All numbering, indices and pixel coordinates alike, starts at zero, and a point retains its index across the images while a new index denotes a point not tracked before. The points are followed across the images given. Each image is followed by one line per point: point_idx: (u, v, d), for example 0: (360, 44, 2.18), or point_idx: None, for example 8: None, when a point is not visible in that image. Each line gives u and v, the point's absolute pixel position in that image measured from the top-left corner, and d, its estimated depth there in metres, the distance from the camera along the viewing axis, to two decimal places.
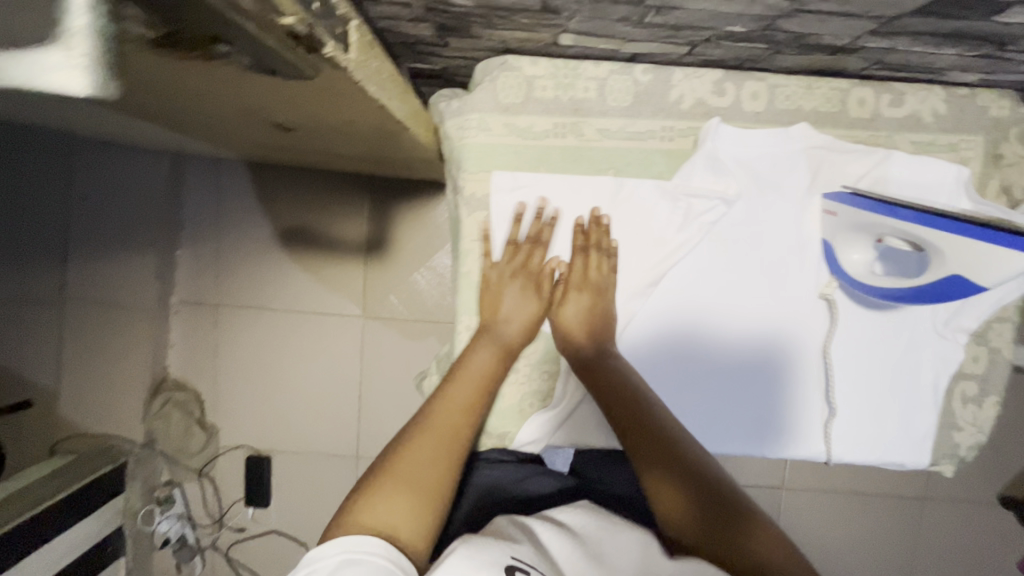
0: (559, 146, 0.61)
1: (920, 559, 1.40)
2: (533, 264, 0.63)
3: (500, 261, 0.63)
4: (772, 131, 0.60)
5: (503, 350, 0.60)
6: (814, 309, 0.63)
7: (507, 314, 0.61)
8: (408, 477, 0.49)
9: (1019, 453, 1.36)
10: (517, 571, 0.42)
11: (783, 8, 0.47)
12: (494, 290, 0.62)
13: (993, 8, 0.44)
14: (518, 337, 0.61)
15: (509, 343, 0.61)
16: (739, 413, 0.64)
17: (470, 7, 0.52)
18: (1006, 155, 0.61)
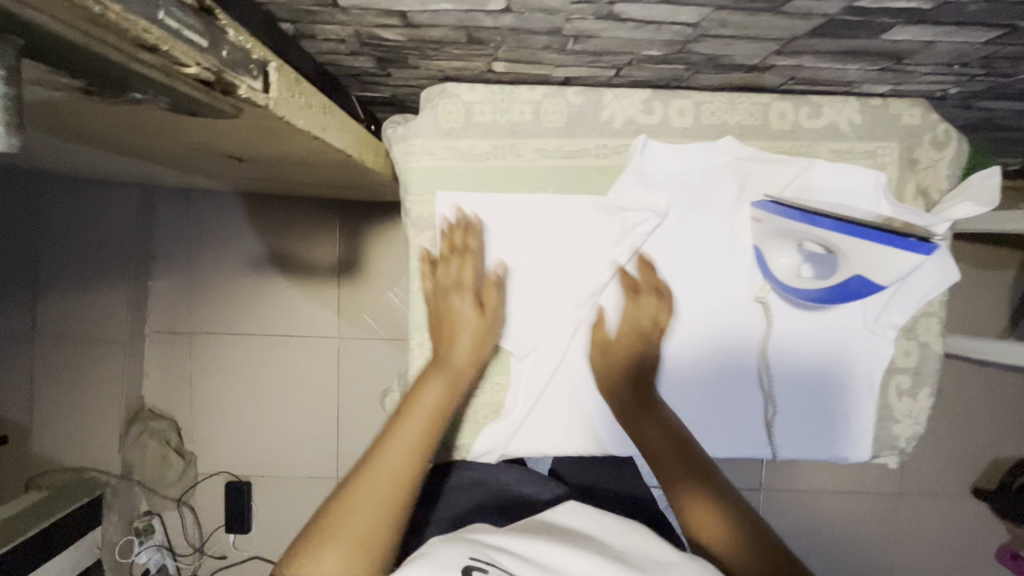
0: (499, 167, 0.64)
1: (898, 554, 1.42)
2: (466, 277, 0.63)
3: (436, 271, 0.64)
4: (699, 145, 0.63)
5: (456, 378, 0.60)
6: (751, 313, 0.66)
7: (460, 335, 0.61)
8: (347, 522, 0.48)
9: (984, 444, 1.40)
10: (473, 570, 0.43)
11: (687, 33, 0.51)
12: (449, 314, 0.62)
13: (876, 28, 0.48)
14: (469, 362, 0.61)
15: (459, 370, 0.60)
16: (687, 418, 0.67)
17: (402, 40, 0.55)
18: (921, 159, 0.65)
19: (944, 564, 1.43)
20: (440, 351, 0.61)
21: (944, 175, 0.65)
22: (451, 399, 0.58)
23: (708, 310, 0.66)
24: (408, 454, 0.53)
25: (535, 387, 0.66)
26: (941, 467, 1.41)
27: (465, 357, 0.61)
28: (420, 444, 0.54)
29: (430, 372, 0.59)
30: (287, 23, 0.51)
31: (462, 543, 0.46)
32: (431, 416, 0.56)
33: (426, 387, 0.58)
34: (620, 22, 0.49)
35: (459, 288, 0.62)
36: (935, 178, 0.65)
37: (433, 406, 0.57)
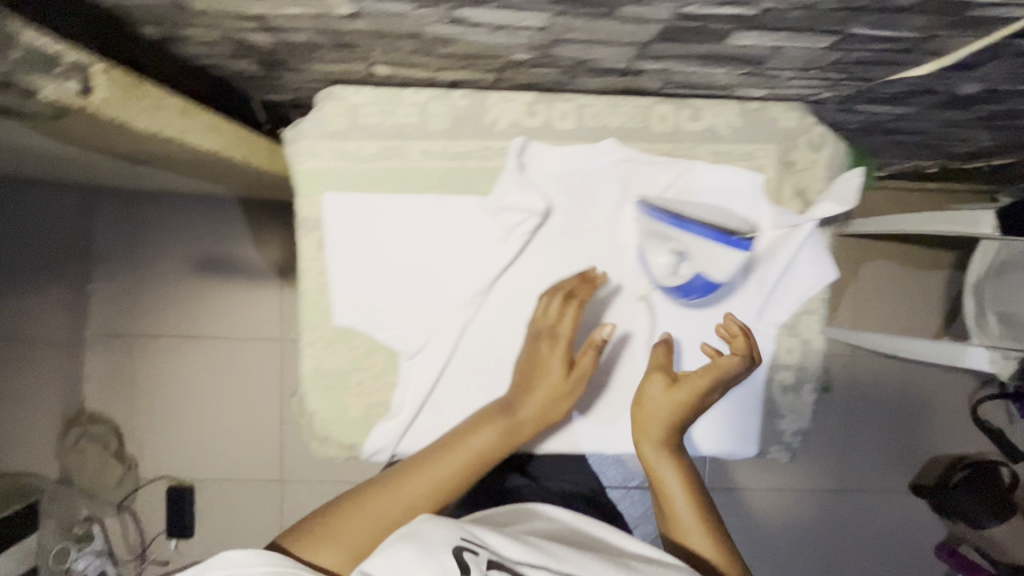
0: (385, 168, 0.65)
1: (837, 549, 1.45)
2: (563, 325, 0.64)
3: (538, 312, 0.65)
4: (579, 148, 0.65)
5: (508, 432, 0.62)
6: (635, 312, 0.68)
7: (541, 383, 0.63)
8: (360, 527, 0.55)
9: (920, 440, 1.43)
10: (464, 550, 0.47)
11: (542, 38, 0.52)
12: (532, 361, 0.64)
13: (718, 34, 0.50)
14: (530, 420, 0.63)
15: (517, 424, 0.62)
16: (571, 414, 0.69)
17: (273, 43, 0.56)
18: (798, 161, 0.67)
19: (884, 560, 1.45)
20: (510, 395, 0.64)
21: (820, 177, 0.67)
22: (495, 451, 0.61)
23: (595, 311, 0.68)
24: (429, 488, 0.58)
25: (424, 385, 0.67)
26: (881, 464, 1.44)
27: (529, 414, 0.63)
28: (452, 484, 0.59)
29: (491, 415, 0.62)
30: (148, 26, 0.52)
31: (451, 523, 0.50)
32: (469, 460, 0.60)
33: (480, 430, 0.61)
34: (471, 27, 0.50)
35: (552, 337, 0.64)
36: (812, 180, 0.67)
37: (476, 453, 0.60)
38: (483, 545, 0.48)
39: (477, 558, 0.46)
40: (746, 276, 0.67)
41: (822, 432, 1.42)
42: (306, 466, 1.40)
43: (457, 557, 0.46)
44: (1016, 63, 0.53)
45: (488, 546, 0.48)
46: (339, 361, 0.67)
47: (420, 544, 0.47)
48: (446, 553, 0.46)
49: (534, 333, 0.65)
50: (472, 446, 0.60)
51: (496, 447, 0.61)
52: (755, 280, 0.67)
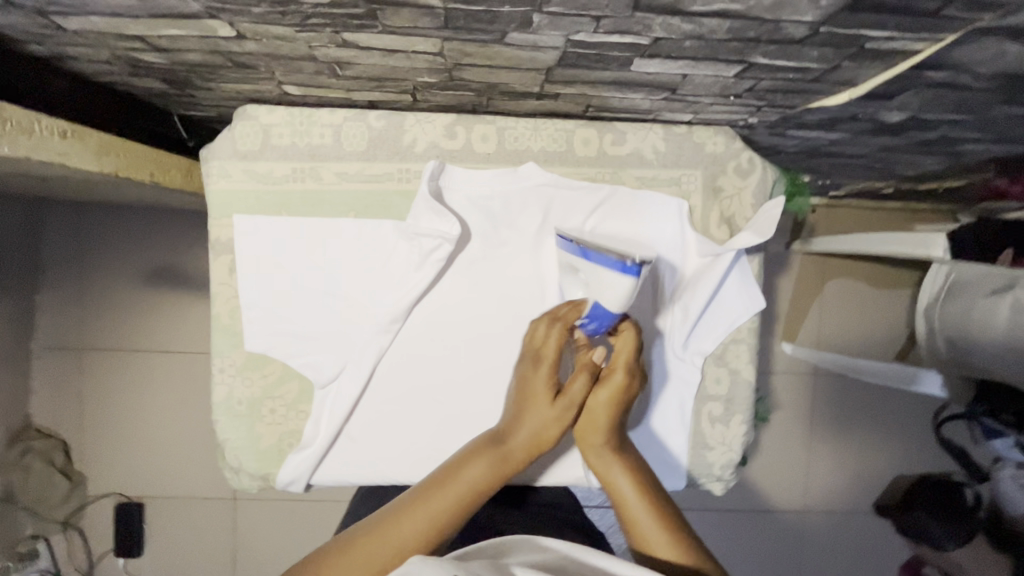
0: (298, 190, 0.63)
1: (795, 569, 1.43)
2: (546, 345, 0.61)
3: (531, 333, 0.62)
4: (499, 171, 0.63)
5: (502, 464, 0.56)
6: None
7: (525, 409, 0.59)
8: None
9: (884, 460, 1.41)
10: None
11: (442, 62, 0.50)
12: (522, 385, 0.60)
13: (619, 61, 0.48)
14: (524, 447, 0.58)
15: (510, 452, 0.57)
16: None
17: (168, 63, 0.54)
18: (725, 187, 0.65)
19: None
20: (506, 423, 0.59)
21: (748, 203, 0.65)
22: (491, 483, 0.56)
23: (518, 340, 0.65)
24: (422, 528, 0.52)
25: (337, 415, 0.64)
26: (840, 484, 1.42)
27: (524, 442, 0.58)
28: (441, 521, 0.52)
29: (481, 447, 0.57)
30: (29, 44, 0.49)
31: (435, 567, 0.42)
32: (463, 495, 0.54)
33: (474, 461, 0.56)
34: (365, 50, 0.48)
35: (538, 357, 0.60)
36: (740, 206, 0.65)
37: (470, 487, 0.55)
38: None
39: None
40: (672, 304, 0.65)
41: (782, 451, 1.41)
42: None
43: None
44: (932, 93, 0.52)
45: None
46: (250, 389, 0.65)
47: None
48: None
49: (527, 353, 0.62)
50: (462, 479, 0.55)
51: (489, 478, 0.55)
52: (681, 308, 0.65)
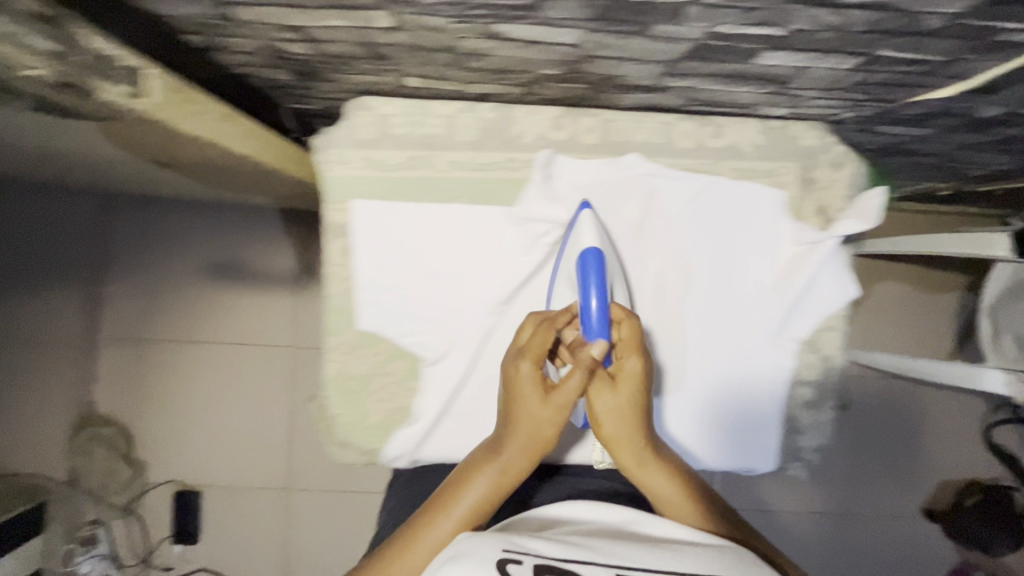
0: (415, 178, 0.67)
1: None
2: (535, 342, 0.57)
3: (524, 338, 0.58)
4: (605, 161, 0.67)
5: (505, 480, 0.54)
6: (656, 322, 0.69)
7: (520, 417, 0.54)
8: None
9: (937, 460, 1.40)
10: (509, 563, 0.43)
11: (573, 53, 0.53)
12: (510, 388, 0.55)
13: (746, 53, 0.51)
14: (524, 457, 0.54)
15: (511, 464, 0.54)
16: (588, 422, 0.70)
17: (310, 54, 0.57)
18: (818, 179, 0.68)
19: None
20: (501, 434, 0.55)
21: (840, 195, 0.68)
22: (494, 500, 0.53)
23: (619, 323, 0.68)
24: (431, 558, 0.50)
25: (446, 391, 0.68)
26: (888, 487, 1.41)
27: (523, 453, 0.54)
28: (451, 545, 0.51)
29: (479, 463, 0.55)
30: (193, 35, 0.53)
31: (493, 539, 0.46)
32: (470, 519, 0.52)
33: (471, 480, 0.53)
34: (506, 41, 0.51)
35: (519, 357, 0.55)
36: (833, 198, 0.68)
37: (471, 509, 0.52)
38: (527, 553, 0.44)
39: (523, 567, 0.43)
40: (768, 290, 0.68)
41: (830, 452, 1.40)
42: (310, 473, 1.39)
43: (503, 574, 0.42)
44: None
45: (530, 554, 0.44)
46: (360, 366, 0.68)
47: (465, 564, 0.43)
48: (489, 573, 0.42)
49: (509, 357, 0.57)
50: (467, 500, 0.52)
51: (494, 494, 0.53)
52: (777, 294, 0.68)
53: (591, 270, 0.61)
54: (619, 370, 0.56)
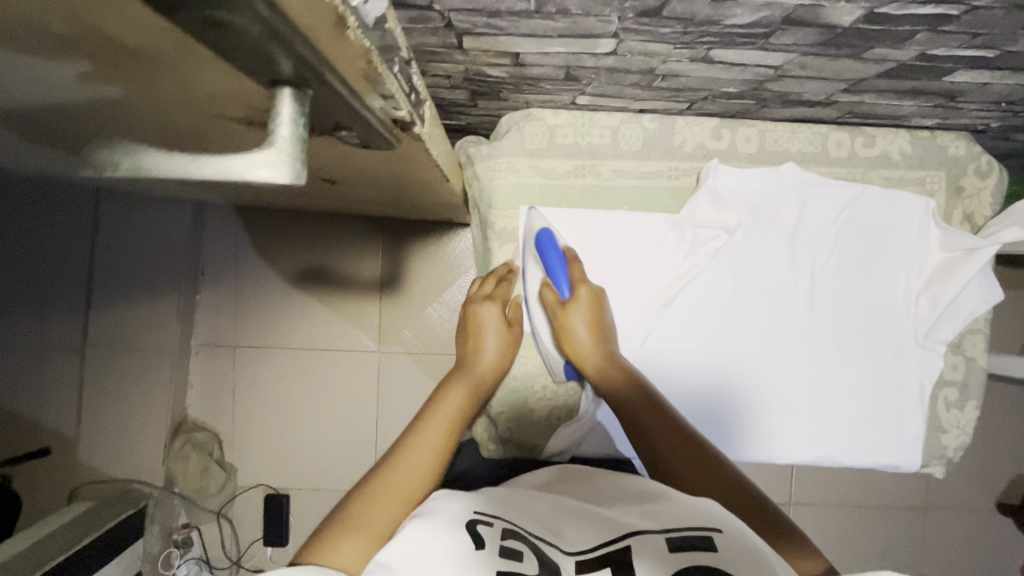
0: (580, 184, 0.72)
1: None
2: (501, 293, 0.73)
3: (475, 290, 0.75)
4: (764, 170, 0.71)
5: (477, 384, 0.68)
6: (808, 326, 0.72)
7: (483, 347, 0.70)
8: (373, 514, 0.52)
9: None
10: (479, 523, 0.49)
11: (768, 73, 0.56)
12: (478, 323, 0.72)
13: (940, 72, 0.54)
14: (491, 372, 0.70)
15: (482, 379, 0.69)
16: (739, 424, 0.72)
17: (503, 77, 0.61)
18: (966, 187, 0.72)
19: None
20: (467, 359, 0.71)
21: (988, 202, 0.72)
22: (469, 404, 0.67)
23: (769, 323, 0.72)
24: (430, 450, 0.60)
25: None
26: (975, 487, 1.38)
27: (491, 368, 0.70)
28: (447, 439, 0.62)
29: (457, 379, 0.68)
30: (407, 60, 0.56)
31: (456, 505, 0.51)
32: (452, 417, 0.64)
33: (452, 391, 0.67)
34: (710, 64, 0.54)
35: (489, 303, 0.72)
36: (980, 205, 0.72)
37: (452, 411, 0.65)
38: (495, 518, 0.50)
39: (492, 527, 0.48)
40: (916, 294, 0.72)
41: None
42: None
43: (471, 533, 0.47)
44: None
45: (500, 518, 0.50)
46: (526, 368, 0.73)
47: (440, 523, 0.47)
48: (458, 531, 0.47)
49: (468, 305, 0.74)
50: (450, 403, 0.65)
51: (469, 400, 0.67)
52: (926, 297, 0.72)
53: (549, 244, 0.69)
54: (574, 299, 0.68)
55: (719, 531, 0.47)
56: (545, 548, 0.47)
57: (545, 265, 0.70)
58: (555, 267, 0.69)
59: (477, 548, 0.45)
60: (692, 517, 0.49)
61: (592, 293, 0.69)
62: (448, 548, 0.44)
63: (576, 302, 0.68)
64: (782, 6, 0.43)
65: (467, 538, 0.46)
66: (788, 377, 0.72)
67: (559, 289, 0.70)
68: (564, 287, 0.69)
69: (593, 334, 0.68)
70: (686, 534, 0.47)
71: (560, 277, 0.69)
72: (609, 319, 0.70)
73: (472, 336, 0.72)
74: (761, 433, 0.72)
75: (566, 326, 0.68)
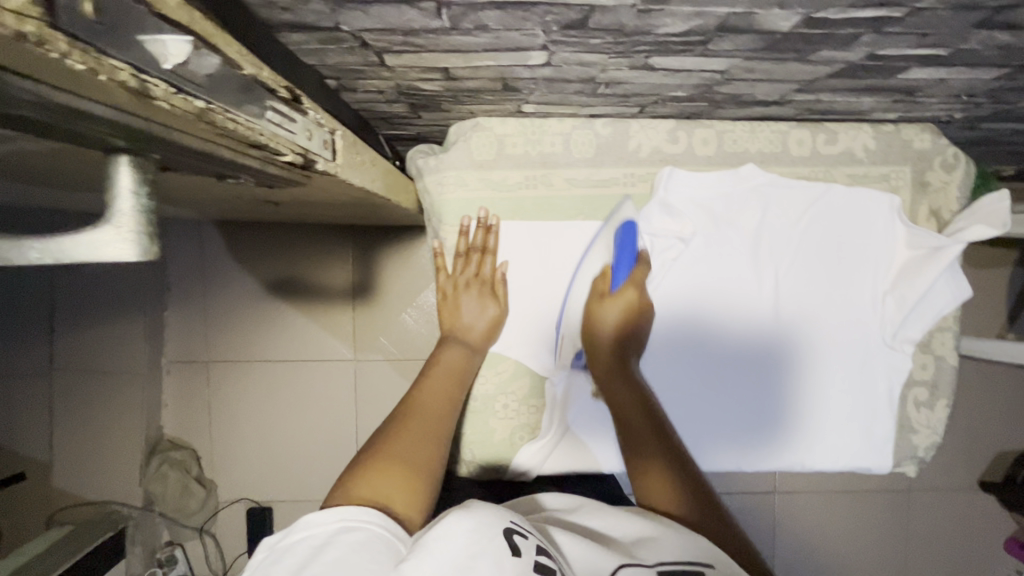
0: (531, 197, 0.70)
1: (914, 559, 1.38)
2: (484, 272, 0.71)
3: (454, 270, 0.72)
4: (723, 173, 0.68)
5: (471, 349, 0.69)
6: (804, 313, 0.71)
7: (469, 321, 0.70)
8: (400, 457, 0.56)
9: (1006, 435, 1.35)
10: (516, 534, 0.47)
11: (714, 78, 0.53)
12: (469, 301, 0.71)
13: (893, 71, 0.51)
14: (482, 337, 0.70)
15: (476, 343, 0.70)
16: (745, 404, 0.72)
17: (439, 90, 0.58)
18: (932, 182, 0.70)
19: (970, 566, 1.39)
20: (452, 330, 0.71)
21: (954, 197, 0.71)
22: (467, 364, 0.68)
23: (736, 328, 0.71)
24: (440, 404, 0.63)
25: (566, 399, 0.73)
26: (962, 467, 1.37)
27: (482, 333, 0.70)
28: (453, 394, 0.65)
29: (452, 342, 0.70)
30: (332, 79, 0.53)
31: (496, 508, 0.50)
32: (452, 373, 0.67)
33: (450, 352, 0.68)
34: (652, 71, 0.51)
35: (476, 283, 0.71)
36: (947, 199, 0.71)
37: (454, 368, 0.67)
38: (530, 530, 0.49)
39: (529, 540, 0.47)
40: (883, 293, 0.71)
41: None
42: None
43: (507, 539, 0.46)
44: None
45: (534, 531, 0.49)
46: (486, 387, 0.71)
47: (480, 523, 0.46)
48: (497, 535, 0.46)
49: (446, 287, 0.73)
50: (449, 364, 0.67)
51: (467, 361, 0.68)
52: (893, 297, 0.70)
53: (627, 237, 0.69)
54: (619, 296, 0.70)
55: (710, 567, 0.51)
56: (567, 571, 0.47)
57: (614, 253, 0.71)
58: (622, 261, 0.70)
59: (515, 555, 0.45)
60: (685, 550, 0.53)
61: (638, 301, 0.70)
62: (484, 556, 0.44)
63: (619, 299, 0.70)
64: (714, 15, 0.40)
65: (503, 543, 0.45)
66: (758, 381, 0.72)
67: (614, 279, 0.71)
68: (619, 279, 0.71)
69: (619, 336, 0.70)
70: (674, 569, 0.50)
71: (621, 269, 0.71)
72: (644, 331, 0.71)
73: (454, 313, 0.71)
74: (735, 434, 0.72)
75: (597, 316, 0.70)
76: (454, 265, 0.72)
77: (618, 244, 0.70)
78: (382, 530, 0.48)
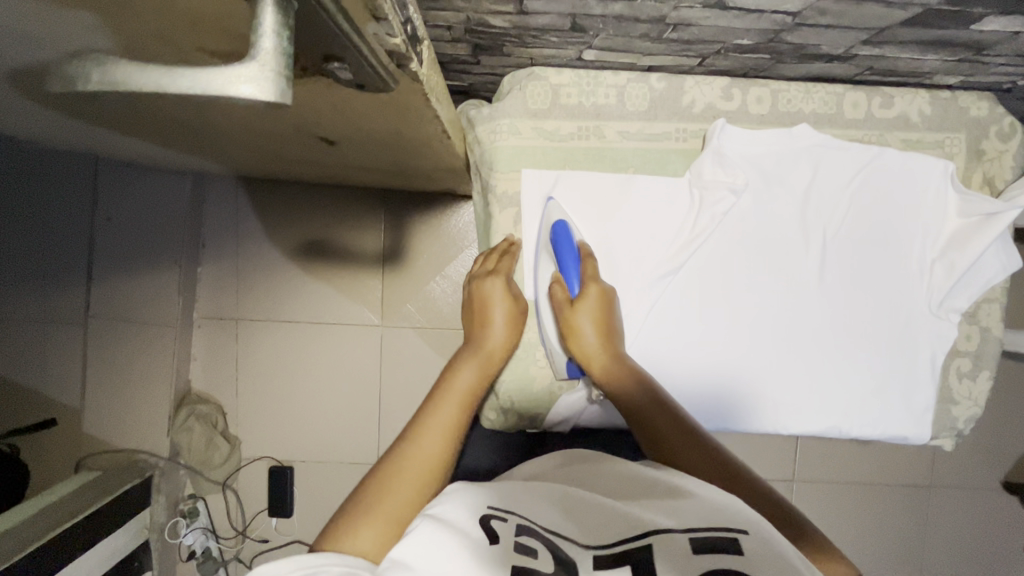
0: (583, 147, 0.70)
1: (930, 556, 1.36)
2: (500, 265, 0.70)
3: (478, 267, 0.73)
4: (776, 131, 0.69)
5: (487, 362, 0.65)
6: (808, 331, 0.70)
7: (489, 324, 0.68)
8: (392, 491, 0.50)
9: None
10: (493, 518, 0.45)
11: (785, 22, 0.54)
12: (483, 299, 0.69)
13: (969, 18, 0.51)
14: (500, 348, 0.67)
15: (491, 356, 0.66)
16: (786, 368, 0.70)
17: (506, 27, 0.58)
18: (987, 151, 0.70)
19: (989, 567, 1.37)
20: (474, 338, 0.68)
21: (1009, 165, 0.70)
22: (480, 383, 0.63)
23: (780, 289, 0.70)
24: (445, 431, 0.57)
25: None
26: (983, 466, 1.35)
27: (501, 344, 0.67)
28: (462, 417, 0.59)
29: (466, 356, 0.65)
30: None
31: (474, 496, 0.48)
32: (463, 397, 0.61)
33: (463, 370, 0.63)
34: (725, 11, 0.52)
35: (491, 275, 0.70)
36: (1002, 168, 0.70)
37: (464, 389, 0.62)
38: (511, 512, 0.46)
39: (508, 523, 0.44)
40: (930, 261, 0.70)
41: None
42: None
43: (486, 527, 0.43)
44: None
45: (516, 512, 0.46)
46: (528, 335, 0.72)
47: (441, 521, 0.43)
48: (472, 525, 0.43)
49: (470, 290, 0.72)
50: (460, 382, 0.62)
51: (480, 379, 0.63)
52: (942, 265, 0.69)
53: (563, 240, 0.68)
54: (583, 297, 0.66)
55: (744, 533, 0.44)
56: (559, 543, 0.44)
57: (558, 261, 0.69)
58: (569, 262, 0.68)
59: (491, 543, 0.42)
60: (708, 511, 0.47)
61: (602, 295, 0.67)
62: (459, 542, 0.41)
63: (585, 300, 0.67)
64: None
65: (481, 533, 0.43)
66: (800, 345, 0.70)
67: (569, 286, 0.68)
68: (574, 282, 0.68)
69: (601, 334, 0.66)
70: (706, 534, 0.44)
71: (571, 273, 0.68)
72: (618, 320, 0.68)
73: (479, 313, 0.69)
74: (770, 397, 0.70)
75: (573, 325, 0.66)
76: (480, 264, 0.73)
77: (557, 248, 0.69)
78: (345, 570, 0.42)
